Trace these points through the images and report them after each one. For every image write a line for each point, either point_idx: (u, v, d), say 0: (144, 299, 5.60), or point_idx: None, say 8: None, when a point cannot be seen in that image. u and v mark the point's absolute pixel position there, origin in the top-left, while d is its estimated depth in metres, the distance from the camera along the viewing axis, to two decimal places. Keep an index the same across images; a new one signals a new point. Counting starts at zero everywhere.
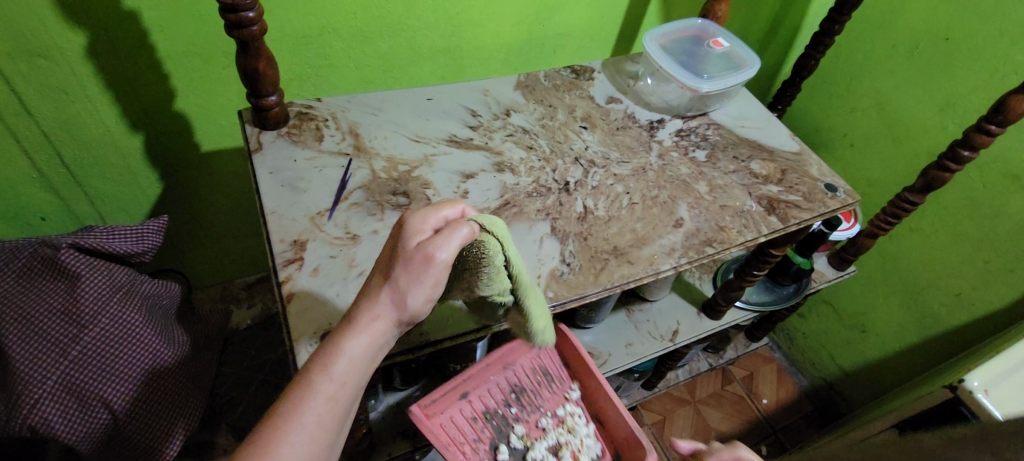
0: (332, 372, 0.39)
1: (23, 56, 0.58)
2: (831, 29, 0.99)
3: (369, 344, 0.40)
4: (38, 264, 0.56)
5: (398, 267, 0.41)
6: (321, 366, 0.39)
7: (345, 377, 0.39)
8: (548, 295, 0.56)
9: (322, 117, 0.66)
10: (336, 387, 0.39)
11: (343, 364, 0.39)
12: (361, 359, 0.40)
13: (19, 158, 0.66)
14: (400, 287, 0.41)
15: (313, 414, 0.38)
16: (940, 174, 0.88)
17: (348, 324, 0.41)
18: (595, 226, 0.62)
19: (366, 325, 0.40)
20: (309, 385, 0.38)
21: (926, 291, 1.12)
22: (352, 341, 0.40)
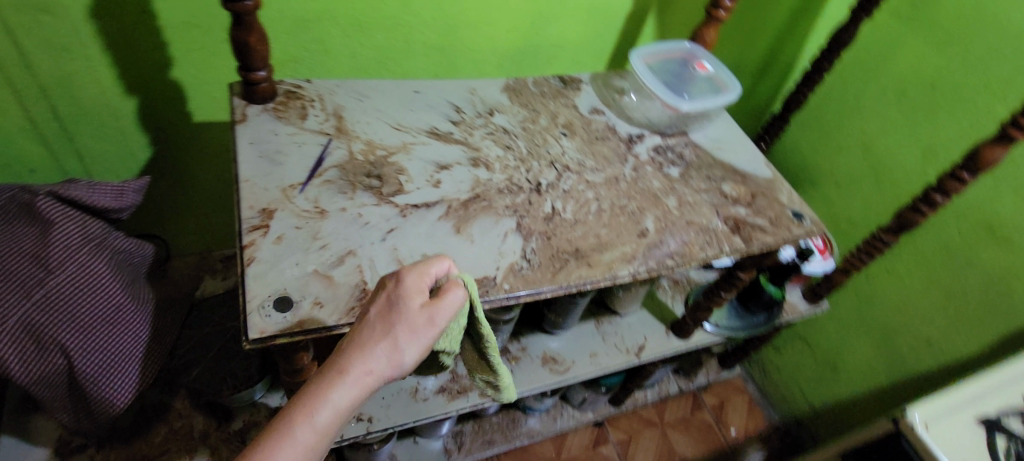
0: (312, 424, 0.37)
1: (29, 10, 0.61)
2: (822, 67, 1.02)
3: (354, 400, 0.39)
4: (16, 208, 0.58)
5: (394, 323, 0.41)
6: (301, 415, 0.37)
7: (322, 430, 0.38)
8: (504, 286, 0.57)
9: (309, 97, 0.68)
10: (312, 441, 0.38)
11: (324, 418, 0.38)
12: (341, 414, 0.38)
13: (14, 108, 0.68)
14: (395, 344, 0.41)
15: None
16: (912, 216, 0.89)
17: (330, 373, 0.39)
18: (560, 227, 0.64)
19: (354, 378, 0.39)
20: (283, 437, 0.37)
21: (897, 334, 1.13)
22: (335, 394, 0.38)
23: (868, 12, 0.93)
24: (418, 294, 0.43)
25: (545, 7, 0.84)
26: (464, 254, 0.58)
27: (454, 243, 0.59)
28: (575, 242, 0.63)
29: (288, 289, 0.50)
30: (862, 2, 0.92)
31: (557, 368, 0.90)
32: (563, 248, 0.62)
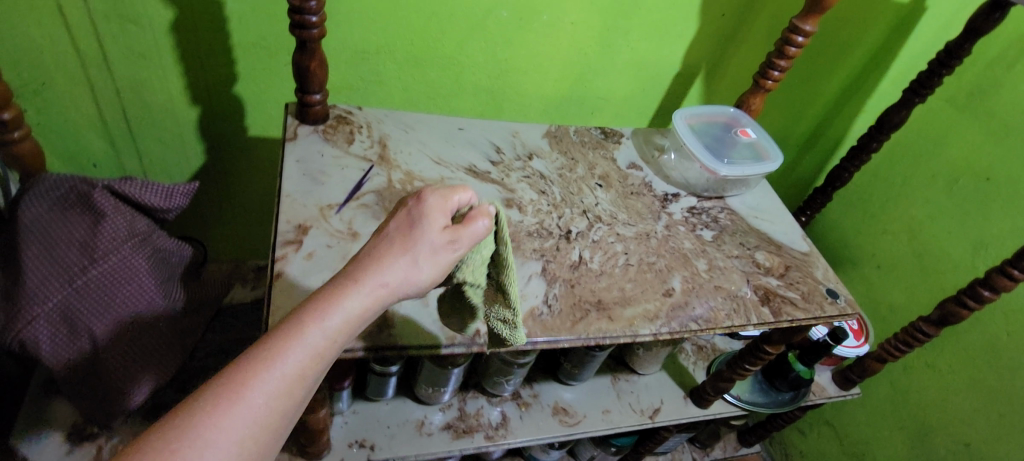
0: (323, 328, 0.38)
1: (117, 19, 0.66)
2: (869, 146, 1.00)
3: (367, 308, 0.40)
4: (73, 197, 0.60)
5: (416, 240, 0.43)
6: (316, 314, 0.38)
7: (333, 335, 0.38)
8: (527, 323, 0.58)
9: (358, 124, 0.71)
10: (321, 346, 0.38)
11: (335, 323, 0.38)
12: (353, 321, 0.39)
13: (89, 105, 0.73)
14: (416, 260, 0.42)
15: (289, 369, 0.36)
16: (956, 309, 0.86)
17: (348, 282, 0.40)
18: (586, 278, 0.64)
19: (370, 287, 0.40)
20: (294, 337, 0.37)
21: (934, 432, 1.06)
22: (350, 301, 0.39)
23: (921, 97, 0.92)
24: (440, 217, 0.45)
25: (594, 61, 0.86)
26: None
27: None
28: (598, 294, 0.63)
29: None
30: (916, 87, 0.92)
31: (568, 420, 0.88)
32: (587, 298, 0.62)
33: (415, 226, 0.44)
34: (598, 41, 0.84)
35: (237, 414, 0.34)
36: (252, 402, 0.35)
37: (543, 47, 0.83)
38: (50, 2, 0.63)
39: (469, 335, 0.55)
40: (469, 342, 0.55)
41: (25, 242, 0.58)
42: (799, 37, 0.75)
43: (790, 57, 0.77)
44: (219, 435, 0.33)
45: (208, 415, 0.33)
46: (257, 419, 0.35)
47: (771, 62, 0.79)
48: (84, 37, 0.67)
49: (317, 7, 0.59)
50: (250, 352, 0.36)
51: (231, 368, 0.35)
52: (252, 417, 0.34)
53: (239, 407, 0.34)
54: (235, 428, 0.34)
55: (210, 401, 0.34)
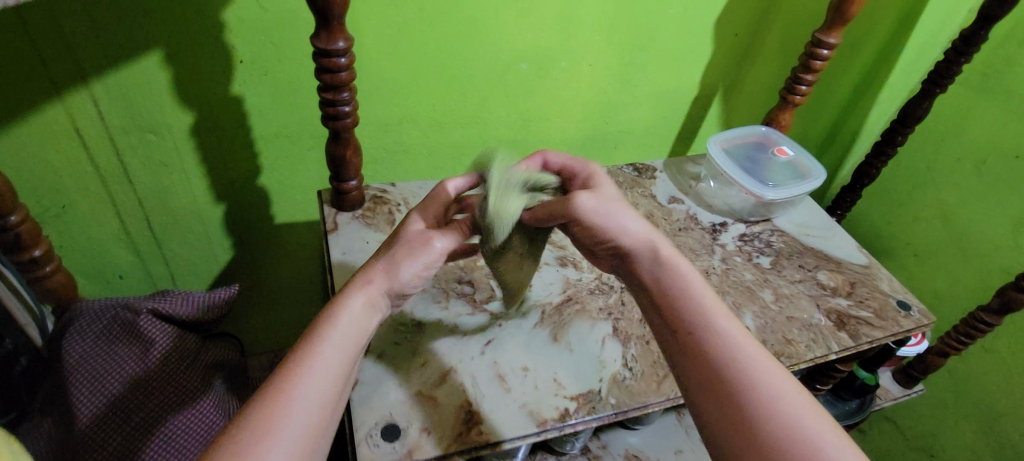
0: (340, 327, 0.43)
1: (136, 131, 0.64)
2: (895, 139, 0.99)
3: (367, 305, 0.45)
4: (118, 328, 0.60)
5: (394, 248, 0.49)
6: (329, 317, 0.43)
7: (350, 329, 0.43)
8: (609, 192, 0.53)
9: (394, 201, 0.69)
10: (343, 339, 0.42)
11: (348, 320, 0.43)
12: (359, 319, 0.44)
13: (112, 221, 0.70)
14: (398, 257, 0.49)
15: (325, 362, 0.40)
16: (1018, 295, 0.82)
17: (342, 292, 0.46)
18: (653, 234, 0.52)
19: (363, 284, 0.46)
20: (317, 338, 0.42)
21: (1004, 417, 1.01)
22: (353, 300, 0.45)
23: (942, 87, 0.90)
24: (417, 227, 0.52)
25: (615, 98, 0.85)
26: (565, 366, 0.56)
27: (552, 353, 0.57)
28: (659, 250, 0.50)
29: (393, 414, 0.49)
30: (935, 77, 0.90)
31: None
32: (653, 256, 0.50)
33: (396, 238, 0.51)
34: (618, 78, 0.82)
35: (292, 412, 0.37)
36: (301, 393, 0.38)
37: (565, 92, 0.81)
38: (67, 126, 0.61)
39: (559, 416, 0.52)
40: (562, 424, 0.52)
41: (73, 384, 0.56)
42: (823, 50, 0.74)
43: (816, 71, 0.76)
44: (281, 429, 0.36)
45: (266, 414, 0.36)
46: (308, 407, 0.37)
47: (797, 77, 0.78)
48: (103, 154, 0.64)
49: (349, 96, 0.56)
50: (286, 359, 0.40)
51: (274, 373, 0.39)
52: (303, 410, 0.37)
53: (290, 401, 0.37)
54: (292, 416, 0.37)
55: (266, 400, 0.37)
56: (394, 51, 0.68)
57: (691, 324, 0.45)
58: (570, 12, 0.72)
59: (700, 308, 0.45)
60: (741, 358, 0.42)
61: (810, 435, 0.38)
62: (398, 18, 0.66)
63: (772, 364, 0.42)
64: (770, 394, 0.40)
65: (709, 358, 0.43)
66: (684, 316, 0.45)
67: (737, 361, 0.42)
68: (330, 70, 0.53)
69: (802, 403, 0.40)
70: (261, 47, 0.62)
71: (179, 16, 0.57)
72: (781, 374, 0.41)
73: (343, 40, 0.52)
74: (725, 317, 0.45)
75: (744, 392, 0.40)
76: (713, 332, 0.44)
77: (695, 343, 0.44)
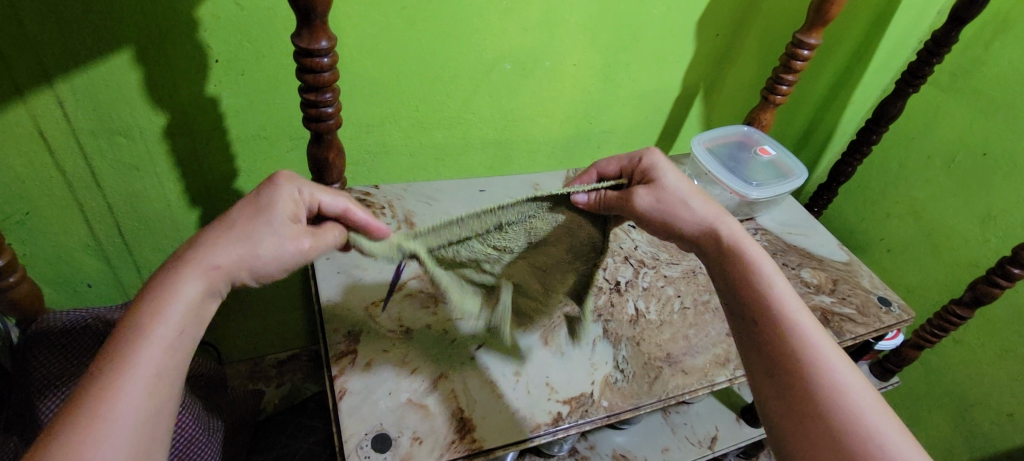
0: (169, 320, 0.36)
1: (106, 134, 0.61)
2: (869, 138, 1.00)
3: (206, 293, 0.39)
4: (88, 340, 0.58)
5: (243, 230, 0.42)
6: (151, 309, 0.36)
7: (183, 322, 0.37)
8: (667, 180, 0.52)
9: (379, 204, 0.68)
10: (173, 335, 0.36)
11: (178, 310, 0.37)
12: (196, 310, 0.38)
13: (79, 227, 0.67)
14: (252, 244, 0.41)
15: (151, 364, 0.35)
16: (989, 289, 0.83)
17: (171, 275, 0.38)
18: (715, 213, 0.51)
19: (200, 271, 0.39)
20: (142, 334, 0.35)
21: (973, 407, 1.00)
22: (183, 289, 0.38)
23: (915, 86, 0.92)
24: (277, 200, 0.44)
25: (599, 98, 0.85)
26: (557, 368, 0.55)
27: (544, 357, 0.56)
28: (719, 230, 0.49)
29: (385, 423, 0.48)
30: (907, 77, 0.92)
31: None
32: (716, 237, 0.49)
33: (254, 211, 0.43)
34: (602, 78, 0.82)
35: (113, 434, 0.32)
36: (121, 406, 0.33)
37: (547, 92, 0.81)
38: (29, 129, 0.58)
39: (552, 421, 0.51)
40: (555, 429, 0.51)
41: (47, 397, 0.53)
42: (804, 51, 0.75)
43: (797, 71, 0.77)
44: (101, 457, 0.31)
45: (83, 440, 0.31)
46: (134, 419, 0.33)
47: (778, 78, 0.79)
48: (70, 157, 0.61)
49: (333, 97, 0.55)
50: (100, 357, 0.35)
51: (89, 378, 0.33)
52: (127, 430, 0.32)
53: (109, 422, 0.32)
54: (112, 435, 0.32)
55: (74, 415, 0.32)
56: (376, 51, 0.67)
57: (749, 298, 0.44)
58: (555, 11, 0.71)
59: (757, 283, 0.45)
60: (793, 332, 0.41)
61: (857, 409, 0.37)
62: (381, 17, 0.64)
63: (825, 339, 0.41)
64: (822, 367, 0.39)
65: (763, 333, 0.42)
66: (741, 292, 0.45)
67: (788, 337, 0.41)
68: (312, 71, 0.52)
69: (855, 380, 0.39)
70: (238, 46, 0.60)
71: (152, 12, 0.55)
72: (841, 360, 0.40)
73: (326, 39, 0.50)
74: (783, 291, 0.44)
75: (793, 368, 0.40)
76: (770, 306, 0.43)
77: (751, 318, 0.44)
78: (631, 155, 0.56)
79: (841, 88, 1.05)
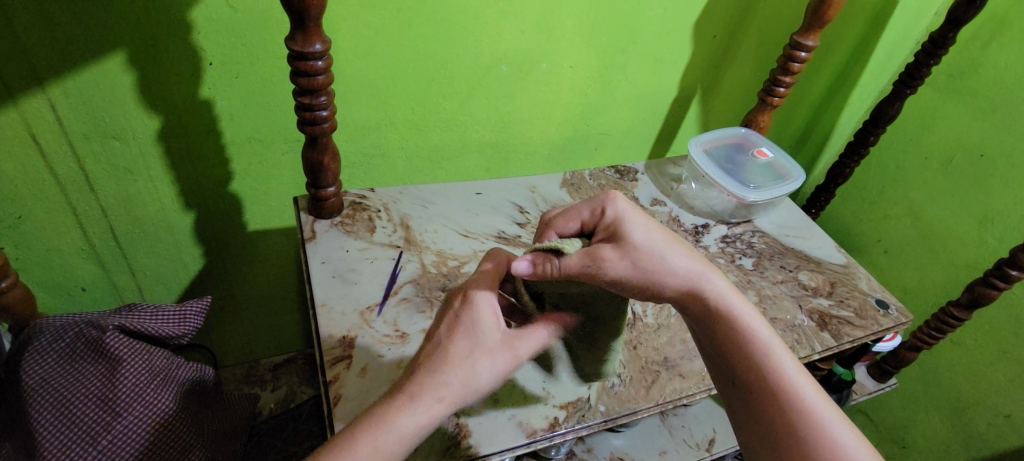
0: (392, 434, 0.39)
1: (99, 137, 0.60)
2: (866, 139, 1.00)
3: (424, 420, 0.41)
4: (81, 344, 0.57)
5: (460, 345, 0.44)
6: (378, 422, 0.40)
7: (400, 439, 0.40)
8: (639, 238, 0.49)
9: (375, 208, 0.67)
10: (389, 446, 0.39)
11: (401, 429, 0.40)
12: (409, 437, 0.40)
13: (73, 230, 0.66)
14: (473, 363, 0.44)
15: None
16: (986, 291, 0.82)
17: (399, 397, 0.41)
18: (701, 269, 0.50)
19: (427, 396, 0.41)
20: (363, 441, 0.38)
21: (970, 408, 0.99)
22: (406, 412, 0.40)
23: (912, 88, 0.91)
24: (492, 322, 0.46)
25: (596, 99, 0.84)
26: (554, 372, 0.55)
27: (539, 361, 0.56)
28: (708, 291, 0.49)
29: None
30: (905, 79, 0.91)
31: None
32: (705, 296, 0.49)
33: (467, 326, 0.45)
34: (599, 80, 0.82)
35: None
36: None
37: (545, 93, 0.80)
38: (22, 132, 0.57)
39: (549, 426, 0.51)
40: (552, 434, 0.51)
41: (36, 408, 0.53)
42: (801, 53, 0.75)
43: (794, 73, 0.77)
44: None
45: None
46: None
47: (776, 80, 0.79)
48: (63, 161, 0.61)
49: (328, 100, 0.55)
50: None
51: None
52: None
53: None
54: None
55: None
56: (371, 53, 0.66)
57: (744, 365, 0.46)
58: (552, 12, 0.71)
59: (752, 347, 0.46)
60: (791, 396, 0.44)
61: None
62: (376, 18, 0.64)
63: (827, 406, 0.44)
64: (825, 439, 0.41)
65: (762, 404, 0.44)
66: (734, 358, 0.47)
67: (787, 400, 0.43)
68: (307, 74, 0.51)
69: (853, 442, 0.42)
70: (233, 49, 0.60)
71: (145, 14, 0.54)
72: (835, 419, 0.43)
73: (321, 42, 0.50)
74: (779, 353, 0.46)
75: (790, 429, 0.42)
76: (767, 371, 0.45)
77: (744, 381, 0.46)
78: (590, 206, 0.52)
79: (839, 89, 1.04)
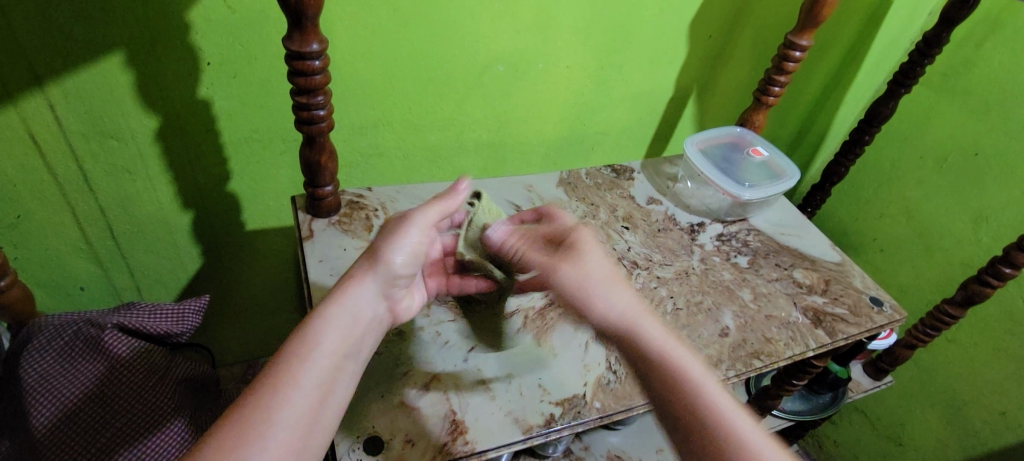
0: (331, 321, 0.43)
1: (97, 137, 0.61)
2: (862, 139, 1.00)
3: (362, 301, 0.45)
4: (80, 343, 0.58)
5: (382, 239, 0.49)
6: (322, 311, 0.43)
7: (343, 326, 0.43)
8: (586, 254, 0.55)
9: (372, 207, 0.68)
10: (337, 333, 0.43)
11: (338, 315, 0.44)
12: (351, 318, 0.44)
13: (71, 229, 0.67)
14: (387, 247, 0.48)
15: (316, 358, 0.41)
16: (981, 289, 0.83)
17: (338, 287, 0.45)
18: (634, 304, 0.52)
19: (356, 284, 0.46)
20: (313, 329, 0.42)
21: (966, 406, 1.00)
22: (345, 300, 0.45)
23: (907, 87, 0.92)
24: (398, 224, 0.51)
25: (593, 99, 0.85)
26: (550, 370, 0.55)
27: (534, 359, 0.56)
28: (644, 331, 0.50)
29: (375, 428, 0.48)
30: (899, 79, 0.92)
31: None
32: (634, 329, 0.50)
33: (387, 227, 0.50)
34: (595, 80, 0.82)
35: (291, 399, 0.38)
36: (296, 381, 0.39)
37: (542, 93, 0.81)
38: (20, 133, 0.57)
39: (545, 422, 0.52)
40: (548, 431, 0.51)
41: (35, 407, 0.53)
42: (796, 53, 0.76)
43: (789, 73, 0.77)
44: (277, 420, 0.37)
45: (272, 398, 0.38)
46: (306, 389, 0.39)
47: (770, 79, 0.79)
48: (61, 160, 0.61)
49: (325, 100, 0.55)
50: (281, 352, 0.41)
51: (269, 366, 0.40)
52: (298, 397, 0.39)
53: (287, 387, 0.39)
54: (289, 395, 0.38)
55: (240, 408, 0.37)
56: (369, 53, 0.67)
57: (678, 406, 0.45)
58: (548, 13, 0.72)
59: (682, 387, 0.46)
60: (726, 428, 0.43)
61: None
62: (373, 19, 0.64)
63: (757, 433, 0.43)
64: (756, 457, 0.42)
65: (706, 438, 0.43)
66: (665, 398, 0.46)
67: (719, 429, 0.43)
68: (304, 73, 0.52)
69: None
70: (231, 49, 0.60)
71: (143, 15, 0.55)
72: (771, 447, 0.42)
73: (317, 42, 0.50)
74: (708, 386, 0.46)
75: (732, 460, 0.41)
76: (699, 408, 0.44)
77: (681, 424, 0.44)
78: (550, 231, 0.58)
79: (834, 89, 1.05)
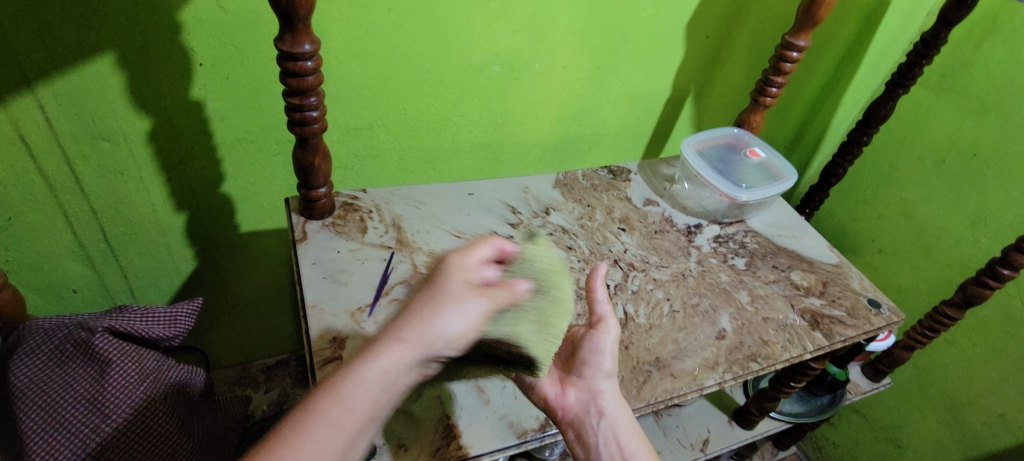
0: (363, 380, 0.36)
1: (88, 139, 0.60)
2: (860, 139, 1.00)
3: (403, 367, 0.38)
4: (71, 348, 0.57)
5: (436, 294, 0.43)
6: (354, 366, 0.37)
7: (373, 391, 0.36)
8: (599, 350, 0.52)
9: (366, 209, 0.67)
10: (363, 397, 0.36)
11: (371, 376, 0.36)
12: (383, 382, 0.37)
13: (64, 231, 0.66)
14: (446, 308, 0.42)
15: (328, 419, 0.34)
16: (979, 290, 0.82)
17: (375, 346, 0.38)
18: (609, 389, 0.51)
19: (396, 342, 0.39)
20: (336, 391, 0.35)
21: (965, 407, 0.99)
22: (379, 360, 0.37)
23: (904, 88, 0.92)
24: (463, 276, 0.46)
25: (590, 100, 0.85)
26: None
27: None
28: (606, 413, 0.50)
29: None
30: (897, 79, 0.91)
31: None
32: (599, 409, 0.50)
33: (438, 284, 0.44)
34: (591, 80, 0.82)
35: None
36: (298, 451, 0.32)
37: (538, 93, 0.80)
38: (11, 134, 0.57)
39: (540, 426, 0.51)
40: (542, 434, 0.51)
41: (23, 411, 0.53)
42: (793, 53, 0.75)
43: (786, 73, 0.77)
44: None
45: None
46: None
47: (768, 80, 0.79)
48: (52, 161, 0.60)
49: (318, 101, 0.54)
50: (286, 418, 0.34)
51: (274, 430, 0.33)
52: None
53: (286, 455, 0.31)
54: None
55: None
56: (362, 53, 0.66)
57: None
58: (543, 14, 0.71)
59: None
60: None
61: None
62: (367, 19, 0.64)
63: None
64: None
65: None
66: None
67: None
68: (296, 74, 0.51)
69: None
70: (223, 49, 0.60)
71: (134, 15, 0.54)
72: None
73: (310, 43, 0.50)
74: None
75: None
76: None
77: None
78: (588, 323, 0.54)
79: (832, 90, 1.05)
